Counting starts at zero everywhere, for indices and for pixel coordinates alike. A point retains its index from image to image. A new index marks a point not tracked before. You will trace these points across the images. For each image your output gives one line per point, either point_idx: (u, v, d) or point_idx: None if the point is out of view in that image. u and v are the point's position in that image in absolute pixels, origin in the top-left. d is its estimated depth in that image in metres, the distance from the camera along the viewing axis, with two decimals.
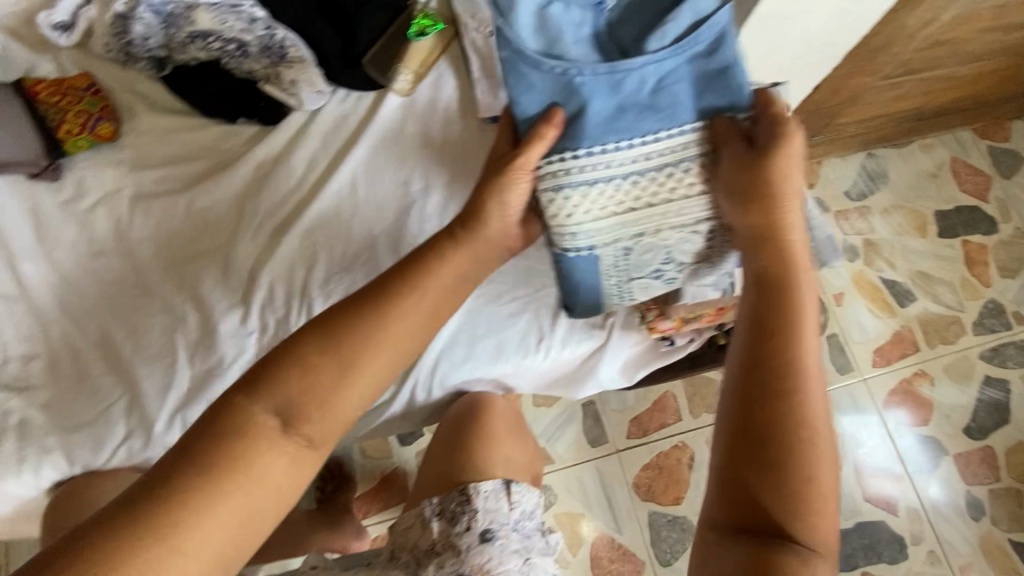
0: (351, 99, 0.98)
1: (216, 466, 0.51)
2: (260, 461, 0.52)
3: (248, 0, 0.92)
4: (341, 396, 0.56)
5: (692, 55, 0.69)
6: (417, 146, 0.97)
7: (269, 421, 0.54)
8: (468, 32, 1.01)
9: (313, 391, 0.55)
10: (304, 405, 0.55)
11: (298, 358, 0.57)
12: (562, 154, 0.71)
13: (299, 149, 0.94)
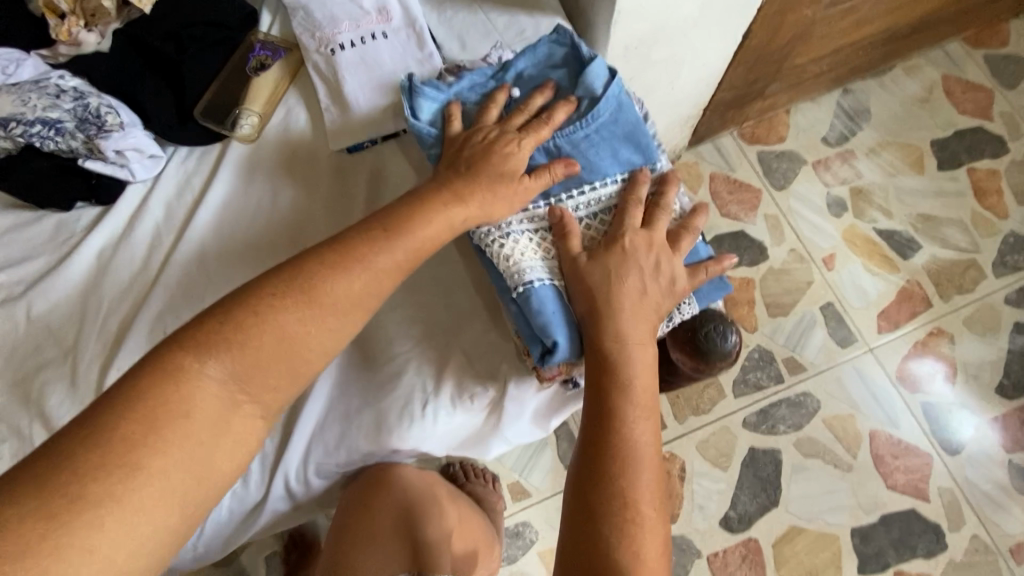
0: (194, 156, 0.87)
1: (104, 463, 0.47)
2: (124, 488, 0.46)
3: (55, 73, 0.83)
4: (205, 400, 0.52)
5: (595, 126, 0.71)
6: (271, 197, 0.85)
7: (130, 422, 0.48)
8: (310, 55, 0.88)
9: (159, 418, 0.49)
10: (167, 409, 0.50)
11: (146, 389, 0.50)
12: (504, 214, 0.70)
13: (141, 224, 0.84)
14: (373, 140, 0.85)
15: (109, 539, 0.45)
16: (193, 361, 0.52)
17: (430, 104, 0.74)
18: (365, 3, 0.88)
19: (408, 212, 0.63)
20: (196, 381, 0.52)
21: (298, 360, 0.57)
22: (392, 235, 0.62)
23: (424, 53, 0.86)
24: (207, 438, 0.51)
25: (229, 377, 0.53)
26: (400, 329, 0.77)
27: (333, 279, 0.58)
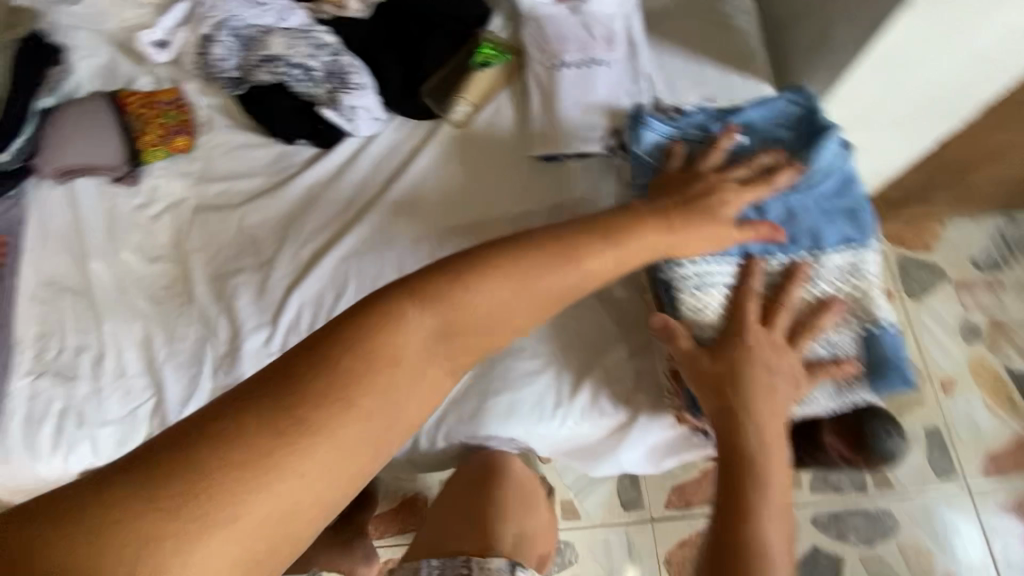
0: (406, 127, 0.97)
1: (312, 394, 0.49)
2: (328, 421, 0.48)
3: (320, 27, 0.95)
4: (406, 349, 0.54)
5: (815, 197, 0.74)
6: (463, 180, 0.94)
7: (344, 355, 0.51)
8: (532, 65, 0.96)
9: (370, 359, 0.52)
10: (374, 349, 0.52)
11: (355, 332, 0.52)
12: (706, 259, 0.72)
13: (349, 174, 0.94)
14: (567, 156, 0.92)
15: (311, 469, 0.47)
16: (406, 311, 0.55)
17: (658, 140, 0.78)
18: (595, 29, 0.95)
19: (618, 226, 0.66)
20: (396, 327, 0.54)
21: (499, 330, 0.59)
22: (607, 236, 0.65)
23: (637, 89, 0.92)
24: (402, 392, 0.52)
25: (434, 331, 0.56)
26: (552, 332, 0.82)
27: (543, 266, 0.61)
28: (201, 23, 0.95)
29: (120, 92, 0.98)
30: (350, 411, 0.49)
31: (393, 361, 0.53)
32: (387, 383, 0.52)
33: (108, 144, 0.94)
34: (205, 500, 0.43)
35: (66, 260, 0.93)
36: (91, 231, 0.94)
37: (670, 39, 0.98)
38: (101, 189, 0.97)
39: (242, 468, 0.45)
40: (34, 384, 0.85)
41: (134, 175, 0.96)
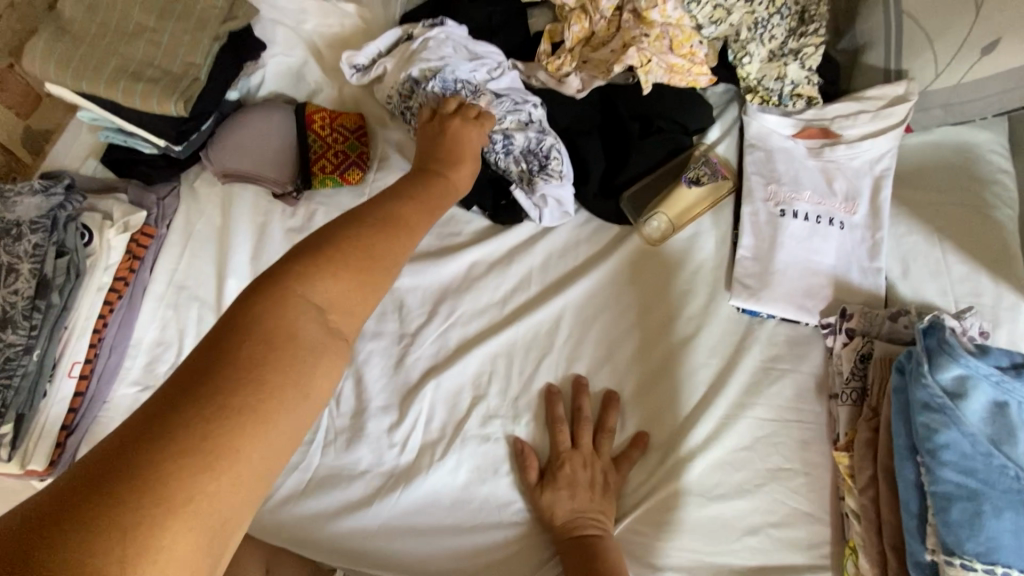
0: (591, 227, 0.87)
1: (222, 394, 0.39)
2: (243, 431, 0.39)
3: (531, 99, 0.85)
4: (290, 319, 0.44)
5: None
6: (641, 307, 0.82)
7: (249, 346, 0.42)
8: (753, 202, 0.84)
9: (274, 347, 0.42)
10: (266, 328, 0.43)
11: (251, 312, 0.44)
12: (1002, 570, 0.48)
13: (518, 262, 0.85)
14: (771, 316, 0.79)
15: (217, 502, 0.37)
16: (298, 284, 0.46)
17: (960, 370, 0.53)
18: (835, 183, 0.83)
19: (436, 193, 0.62)
20: (291, 303, 0.45)
21: (374, 278, 0.49)
22: (438, 207, 0.61)
23: (872, 265, 0.79)
24: (300, 368, 0.43)
25: (328, 305, 0.46)
26: (712, 529, 0.70)
27: (389, 237, 0.52)
28: (413, 62, 0.86)
29: (308, 106, 0.93)
30: (270, 407, 0.40)
31: (289, 354, 0.43)
32: (291, 360, 0.43)
33: (281, 159, 0.89)
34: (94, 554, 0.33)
35: (203, 268, 0.86)
36: (238, 244, 0.87)
37: (907, 215, 0.86)
38: (259, 199, 0.90)
39: (138, 499, 0.35)
40: (139, 399, 0.79)
41: (296, 197, 0.90)
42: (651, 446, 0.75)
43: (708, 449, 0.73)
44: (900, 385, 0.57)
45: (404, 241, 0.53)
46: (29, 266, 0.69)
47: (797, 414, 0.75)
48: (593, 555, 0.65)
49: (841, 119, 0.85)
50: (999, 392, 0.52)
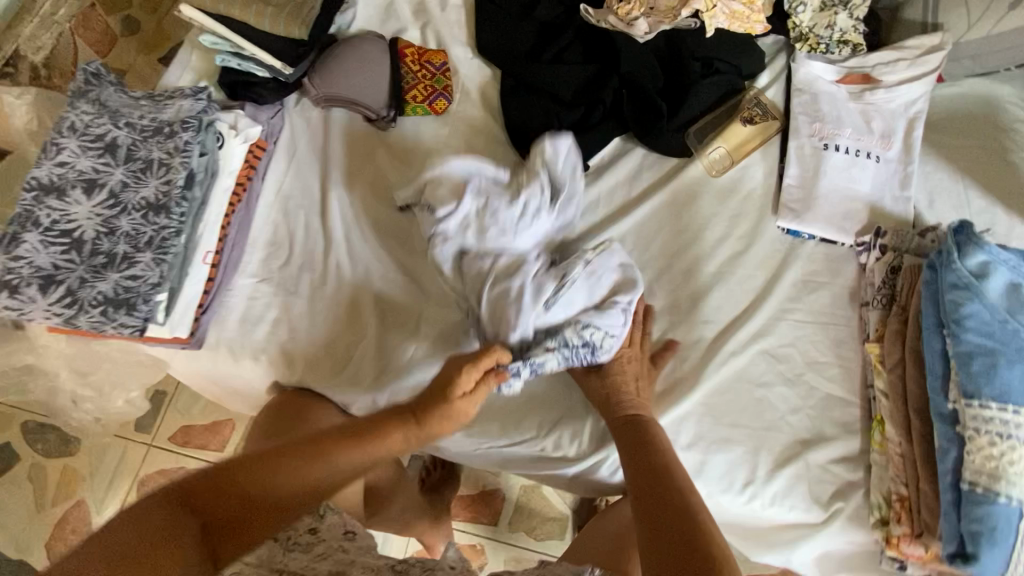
0: (653, 157, 0.98)
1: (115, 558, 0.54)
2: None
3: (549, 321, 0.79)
4: (177, 530, 0.60)
5: None
6: (697, 226, 0.93)
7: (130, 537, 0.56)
8: (799, 137, 0.95)
9: (150, 551, 0.56)
10: (143, 540, 0.57)
11: (144, 519, 0.58)
12: (1009, 406, 0.58)
13: (588, 185, 0.96)
14: (812, 236, 0.90)
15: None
16: (175, 510, 0.61)
17: (981, 257, 0.65)
18: (874, 123, 0.94)
19: (424, 434, 0.73)
20: (280, 469, 0.67)
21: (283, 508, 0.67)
22: (417, 423, 0.72)
23: (902, 194, 0.90)
24: (162, 573, 0.56)
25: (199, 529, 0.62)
26: (756, 407, 0.81)
27: (294, 462, 0.68)
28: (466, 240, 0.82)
29: (398, 43, 1.03)
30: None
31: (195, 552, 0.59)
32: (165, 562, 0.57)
33: (378, 87, 0.99)
34: None
35: (308, 180, 0.97)
36: (338, 162, 0.98)
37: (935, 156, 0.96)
38: (354, 123, 1.01)
39: None
40: (256, 289, 0.90)
41: (388, 122, 1.00)
42: (705, 343, 0.85)
43: (756, 344, 0.84)
44: (932, 274, 0.68)
45: (439, 412, 0.72)
46: (180, 159, 0.80)
47: (833, 318, 0.86)
48: (642, 432, 0.76)
49: (882, 66, 0.95)
50: (1011, 276, 0.64)
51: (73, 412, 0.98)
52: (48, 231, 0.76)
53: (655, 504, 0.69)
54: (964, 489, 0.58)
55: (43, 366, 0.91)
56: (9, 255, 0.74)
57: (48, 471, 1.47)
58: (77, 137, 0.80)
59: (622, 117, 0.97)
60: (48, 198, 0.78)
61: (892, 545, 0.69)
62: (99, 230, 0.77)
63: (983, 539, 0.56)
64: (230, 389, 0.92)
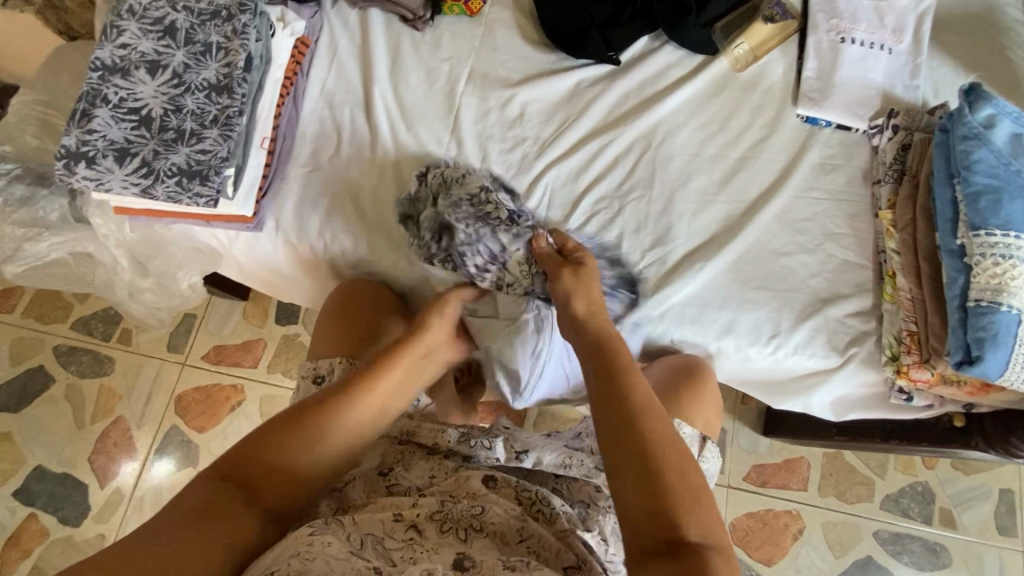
0: (680, 53, 1.03)
1: (168, 539, 0.59)
2: (179, 541, 0.59)
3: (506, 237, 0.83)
4: (201, 531, 0.61)
5: None
6: (722, 116, 0.99)
7: (188, 511, 0.62)
8: (817, 33, 1.01)
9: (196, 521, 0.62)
10: (183, 520, 0.61)
11: (189, 504, 0.63)
12: (1011, 233, 0.68)
13: (620, 81, 1.01)
14: (829, 122, 0.97)
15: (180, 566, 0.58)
16: (248, 479, 0.67)
17: (994, 110, 0.73)
18: (887, 18, 1.00)
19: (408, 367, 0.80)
20: (255, 470, 0.68)
21: (309, 464, 0.71)
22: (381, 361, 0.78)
23: (913, 82, 0.97)
24: (222, 527, 0.63)
25: (269, 474, 0.68)
26: (780, 273, 0.89)
27: (325, 422, 0.72)
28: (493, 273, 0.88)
29: None
30: (193, 550, 0.60)
31: (238, 509, 0.65)
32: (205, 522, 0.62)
33: None
34: None
35: (348, 78, 1.00)
36: (378, 59, 1.00)
37: (944, 47, 1.02)
38: (391, 23, 1.03)
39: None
40: (308, 177, 0.94)
41: (426, 22, 1.03)
42: (733, 220, 0.92)
43: (779, 219, 0.92)
44: (945, 133, 0.76)
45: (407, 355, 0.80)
46: (238, 42, 0.83)
47: (849, 195, 0.93)
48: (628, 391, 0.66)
49: None
50: (1020, 128, 0.72)
51: (129, 305, 1.02)
52: (117, 108, 0.79)
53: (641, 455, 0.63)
54: (972, 305, 0.68)
55: (103, 254, 0.94)
56: (82, 129, 0.78)
57: (83, 392, 1.52)
58: (137, 21, 0.82)
59: (652, 14, 1.01)
60: (113, 78, 0.80)
61: (902, 374, 0.80)
62: (167, 108, 0.80)
63: (987, 343, 0.67)
64: (287, 275, 0.98)
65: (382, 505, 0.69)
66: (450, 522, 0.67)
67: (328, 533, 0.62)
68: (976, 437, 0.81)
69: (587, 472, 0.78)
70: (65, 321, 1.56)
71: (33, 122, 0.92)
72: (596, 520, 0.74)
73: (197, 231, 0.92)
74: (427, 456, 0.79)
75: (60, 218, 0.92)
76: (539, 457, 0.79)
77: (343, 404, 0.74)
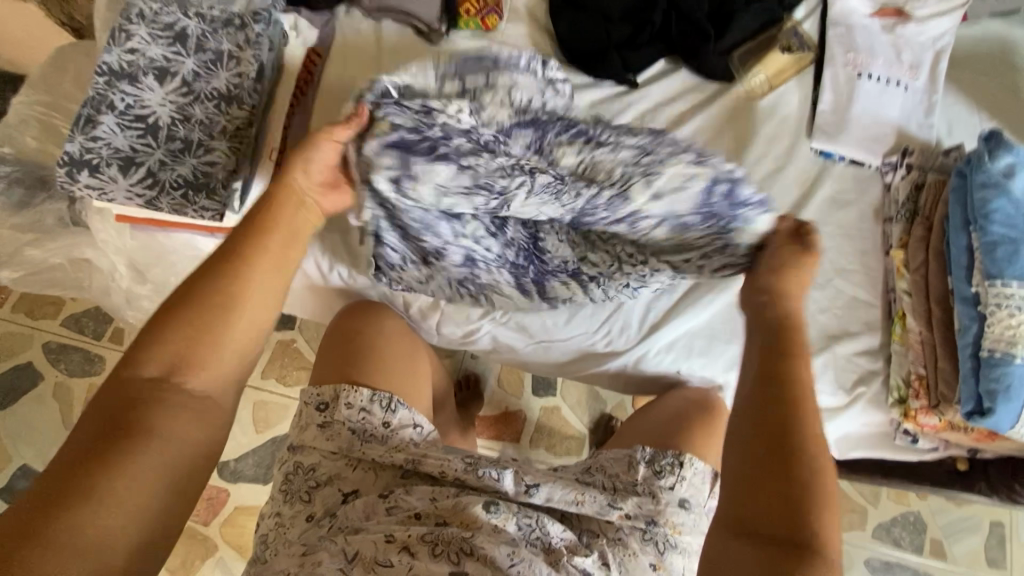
0: (696, 79, 1.02)
1: (112, 440, 0.50)
2: (134, 444, 0.50)
3: None
4: (168, 417, 0.52)
5: None
6: (736, 145, 0.98)
7: (107, 435, 0.50)
8: (834, 66, 1.00)
9: (129, 431, 0.51)
10: (110, 443, 0.50)
11: (104, 448, 0.49)
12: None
13: (634, 104, 0.99)
14: (843, 156, 0.97)
15: (152, 461, 0.50)
16: (169, 376, 0.54)
17: (1015, 158, 0.73)
18: (903, 54, 1.00)
19: (286, 204, 0.66)
20: (166, 401, 0.53)
21: (211, 334, 0.57)
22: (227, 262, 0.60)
23: (926, 120, 0.97)
24: (171, 421, 0.52)
25: (177, 355, 0.55)
26: None
27: (214, 309, 0.57)
28: None
29: None
30: (170, 427, 0.52)
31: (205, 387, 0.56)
32: (195, 392, 0.55)
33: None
34: (60, 513, 0.46)
35: None
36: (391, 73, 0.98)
37: (959, 85, 1.02)
38: (404, 36, 1.01)
39: (60, 505, 0.46)
40: None
41: (439, 36, 1.01)
42: None
43: None
44: (963, 177, 0.77)
45: (279, 212, 0.65)
46: (251, 52, 0.81)
47: (859, 232, 0.93)
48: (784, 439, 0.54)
49: (914, 1, 1.01)
50: None
51: (126, 313, 0.99)
52: (123, 115, 0.77)
53: (751, 490, 0.53)
54: (985, 356, 0.70)
55: (101, 260, 0.92)
56: (85, 136, 0.76)
57: (71, 391, 1.48)
58: (146, 26, 0.80)
59: (669, 39, 1.00)
60: (121, 83, 0.78)
61: (910, 418, 0.80)
62: (174, 117, 0.78)
63: (999, 395, 0.69)
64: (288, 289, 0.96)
65: (374, 528, 0.71)
66: (441, 544, 0.68)
67: (322, 552, 0.68)
68: (978, 482, 0.83)
69: (600, 509, 0.76)
70: (56, 317, 1.52)
71: (34, 124, 0.90)
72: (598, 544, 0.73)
73: (199, 241, 0.89)
74: (432, 484, 0.79)
75: (58, 222, 0.90)
76: (549, 492, 0.77)
77: (220, 282, 0.58)
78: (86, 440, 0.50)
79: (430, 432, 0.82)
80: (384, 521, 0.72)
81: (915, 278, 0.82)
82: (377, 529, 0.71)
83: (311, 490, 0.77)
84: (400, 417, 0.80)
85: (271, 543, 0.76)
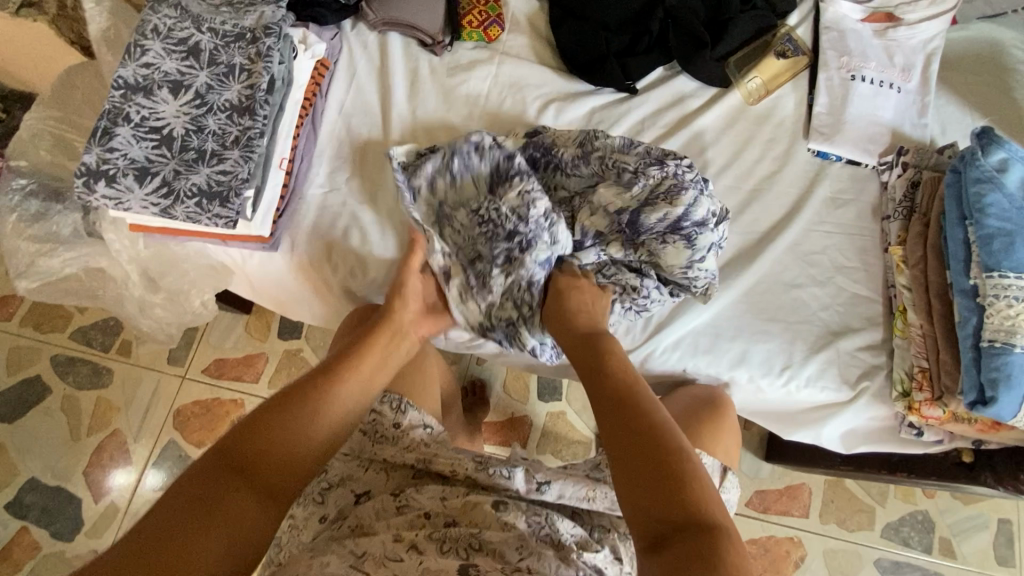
0: (694, 84, 1.04)
1: (199, 514, 0.57)
2: (209, 522, 0.57)
3: None
4: (245, 503, 0.60)
5: None
6: (735, 148, 1.00)
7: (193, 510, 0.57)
8: (828, 70, 1.03)
9: (213, 509, 0.58)
10: (194, 517, 0.57)
11: (190, 524, 0.56)
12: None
13: (634, 110, 1.02)
14: (839, 157, 0.99)
15: (218, 541, 0.57)
16: (256, 467, 0.63)
17: (1006, 154, 0.76)
18: (895, 57, 1.03)
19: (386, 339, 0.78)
20: (243, 483, 0.61)
21: (299, 434, 0.67)
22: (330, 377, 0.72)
23: (920, 120, 1.00)
24: (242, 509, 0.60)
25: (269, 443, 0.65)
26: (792, 305, 0.90)
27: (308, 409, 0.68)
28: None
29: None
30: (240, 513, 0.59)
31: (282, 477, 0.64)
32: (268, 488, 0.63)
33: (435, 11, 1.01)
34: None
35: (366, 99, 1.00)
36: (397, 83, 1.01)
37: (951, 86, 1.05)
38: (409, 47, 1.04)
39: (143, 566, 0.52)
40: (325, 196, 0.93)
41: (444, 48, 1.04)
42: (746, 251, 0.93)
43: (791, 251, 0.93)
44: (958, 173, 0.79)
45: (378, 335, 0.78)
46: (262, 65, 0.83)
47: (858, 230, 0.95)
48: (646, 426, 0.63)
49: (904, 5, 1.04)
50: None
51: (138, 321, 1.00)
52: (139, 127, 0.79)
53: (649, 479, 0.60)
54: (986, 346, 0.72)
55: (114, 270, 0.93)
56: (103, 147, 0.78)
57: (79, 403, 1.49)
58: (161, 40, 0.83)
59: (667, 46, 1.03)
60: (136, 97, 0.80)
61: (915, 411, 0.81)
62: (188, 128, 0.81)
63: (1001, 384, 0.70)
64: (296, 295, 0.97)
65: (386, 528, 0.71)
66: (450, 541, 0.68)
67: (329, 554, 0.66)
68: (985, 474, 0.83)
69: (611, 505, 0.78)
70: (64, 330, 1.53)
71: (47, 137, 0.94)
72: (611, 539, 0.77)
73: (211, 249, 0.91)
74: (442, 482, 0.80)
75: (72, 233, 0.91)
76: (560, 489, 0.78)
77: (322, 389, 0.70)
78: (175, 510, 0.57)
79: (440, 431, 0.82)
80: (395, 522, 0.72)
81: (914, 273, 0.84)
82: (388, 529, 0.71)
83: (324, 491, 0.78)
84: (410, 417, 0.81)
85: (284, 546, 0.77)
